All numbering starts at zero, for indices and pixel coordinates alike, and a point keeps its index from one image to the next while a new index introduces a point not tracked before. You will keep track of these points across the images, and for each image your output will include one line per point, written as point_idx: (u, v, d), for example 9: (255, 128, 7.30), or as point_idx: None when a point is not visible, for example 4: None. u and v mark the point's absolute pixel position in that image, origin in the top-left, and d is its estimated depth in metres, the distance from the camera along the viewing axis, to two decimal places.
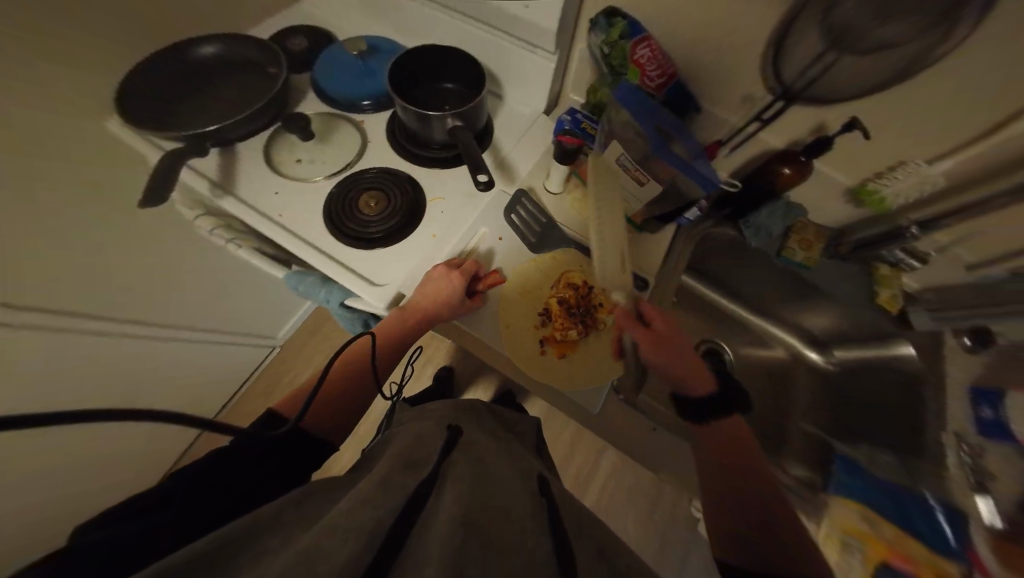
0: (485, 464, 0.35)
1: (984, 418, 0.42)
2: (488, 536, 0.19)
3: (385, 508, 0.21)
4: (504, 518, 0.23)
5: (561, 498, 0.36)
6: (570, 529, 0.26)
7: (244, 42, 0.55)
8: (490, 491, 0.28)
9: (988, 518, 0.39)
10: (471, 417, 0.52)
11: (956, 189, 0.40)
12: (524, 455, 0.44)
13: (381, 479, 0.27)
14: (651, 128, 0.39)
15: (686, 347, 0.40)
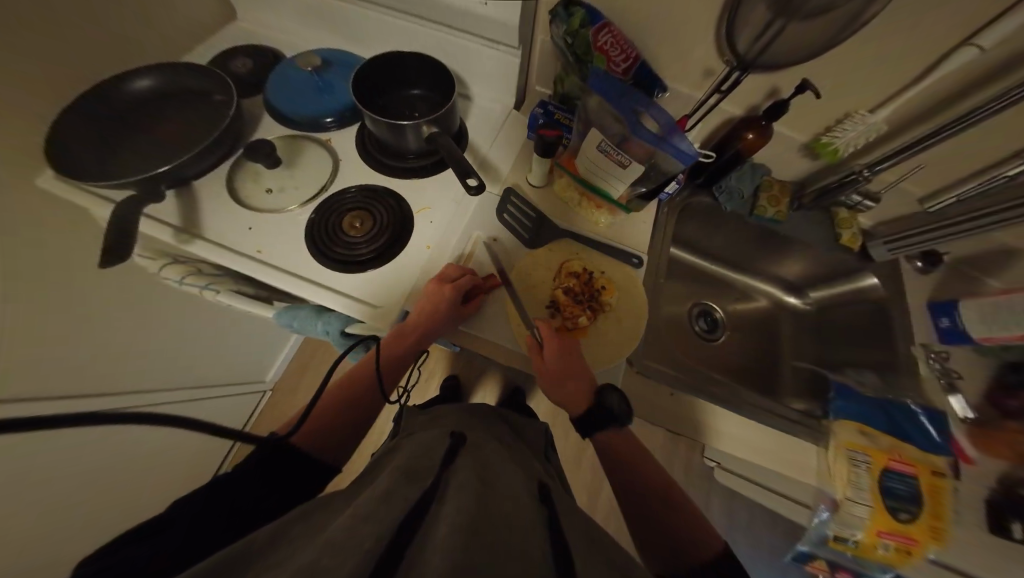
0: (490, 466, 0.35)
1: (946, 328, 0.53)
2: (486, 532, 0.20)
3: (387, 517, 0.21)
4: (499, 516, 0.23)
5: (566, 498, 0.36)
6: (563, 527, 0.27)
7: (184, 71, 0.51)
8: (490, 490, 0.28)
9: (962, 413, 0.48)
10: (479, 421, 0.51)
11: (897, 132, 0.47)
12: (532, 464, 0.44)
13: (385, 490, 0.27)
14: (626, 110, 0.40)
15: (582, 371, 0.40)
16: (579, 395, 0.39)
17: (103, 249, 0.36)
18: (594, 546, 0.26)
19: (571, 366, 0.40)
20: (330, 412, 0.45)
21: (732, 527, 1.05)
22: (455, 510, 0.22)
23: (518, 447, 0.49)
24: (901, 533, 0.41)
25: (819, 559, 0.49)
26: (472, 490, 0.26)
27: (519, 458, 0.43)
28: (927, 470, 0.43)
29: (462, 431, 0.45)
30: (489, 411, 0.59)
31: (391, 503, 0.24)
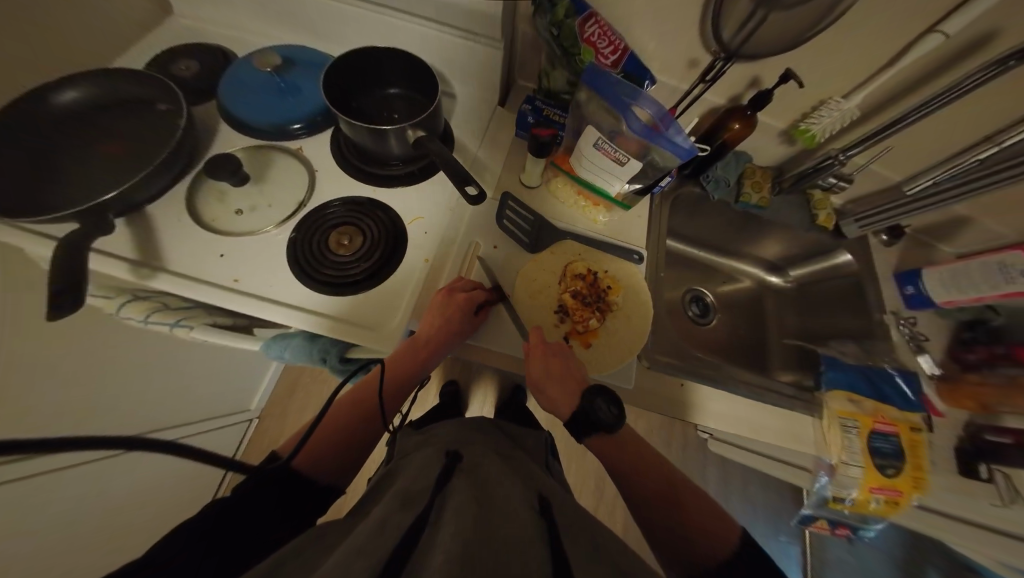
0: (486, 482, 0.33)
1: (911, 295, 0.59)
2: (483, 559, 0.19)
3: (379, 551, 0.20)
4: (494, 539, 0.22)
5: (568, 506, 0.35)
6: (560, 537, 0.25)
7: (119, 78, 0.46)
8: (486, 510, 0.27)
9: (929, 370, 0.54)
10: (479, 436, 0.50)
11: (870, 115, 0.50)
12: (538, 477, 0.42)
13: (377, 523, 0.25)
14: (622, 106, 0.39)
15: (573, 365, 0.40)
16: (566, 404, 0.38)
17: (51, 297, 0.31)
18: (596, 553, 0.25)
19: (562, 358, 0.40)
20: (331, 428, 0.42)
21: (728, 492, 1.13)
22: (449, 536, 0.20)
23: (518, 457, 0.47)
24: (889, 487, 0.45)
25: (820, 518, 0.54)
26: (468, 512, 0.25)
27: (518, 469, 0.42)
28: (907, 429, 0.47)
29: (457, 447, 0.44)
30: (489, 425, 0.57)
31: (384, 533, 0.23)
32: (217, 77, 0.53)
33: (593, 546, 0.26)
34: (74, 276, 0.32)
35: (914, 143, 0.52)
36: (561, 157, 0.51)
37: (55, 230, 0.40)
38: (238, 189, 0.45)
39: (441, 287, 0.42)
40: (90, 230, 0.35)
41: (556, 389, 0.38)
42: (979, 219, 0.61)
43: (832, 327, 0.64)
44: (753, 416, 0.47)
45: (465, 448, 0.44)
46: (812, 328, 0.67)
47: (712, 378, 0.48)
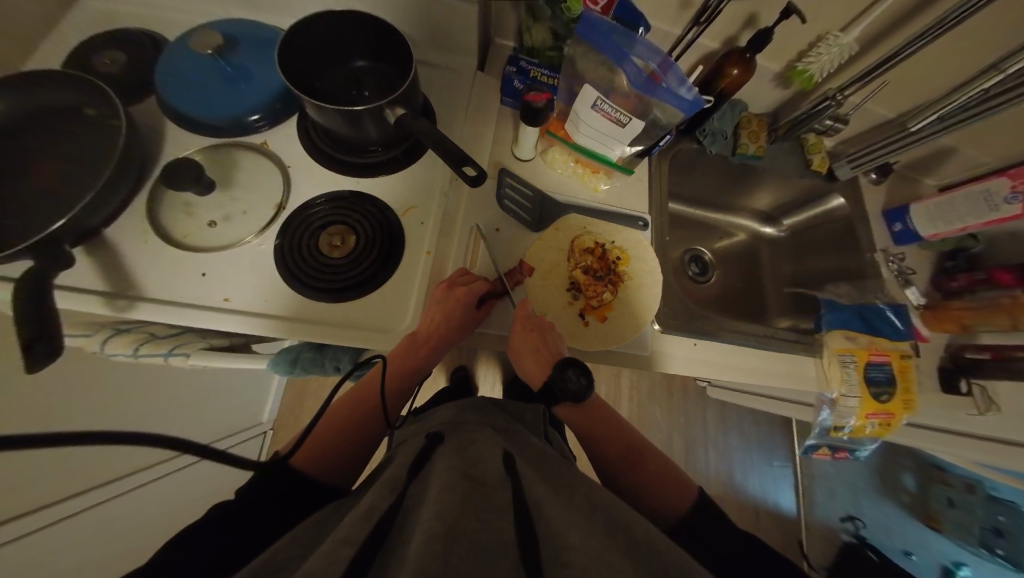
0: (473, 454, 0.32)
1: (899, 231, 0.61)
2: (472, 534, 0.17)
3: (366, 527, 0.19)
4: (477, 513, 0.20)
5: (556, 464, 0.36)
6: (552, 500, 0.24)
7: (30, 81, 0.39)
8: (476, 484, 0.25)
9: (916, 301, 0.58)
10: (477, 413, 0.49)
11: (865, 50, 0.49)
12: (526, 439, 0.42)
13: (367, 505, 0.24)
14: (624, 60, 0.36)
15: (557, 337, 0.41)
16: (538, 373, 0.39)
17: (22, 344, 0.28)
18: (597, 509, 0.24)
19: (546, 331, 0.40)
20: (335, 424, 0.42)
21: (727, 432, 1.22)
22: (433, 515, 0.18)
23: (513, 428, 0.46)
24: (883, 411, 0.49)
25: (823, 446, 0.58)
26: (454, 488, 0.22)
27: (512, 440, 0.40)
28: (897, 357, 0.51)
29: (441, 430, 0.42)
30: (487, 401, 0.57)
31: (372, 519, 0.20)
32: (150, 68, 0.46)
33: (591, 499, 0.26)
34: (46, 320, 0.29)
35: (910, 76, 0.52)
36: (555, 123, 0.47)
37: (14, 272, 0.36)
38: (205, 198, 0.40)
39: (443, 279, 0.40)
40: (48, 265, 0.32)
41: (530, 355, 0.39)
42: (964, 149, 0.62)
43: (826, 271, 0.66)
44: (765, 365, 0.49)
45: (448, 430, 0.42)
46: (807, 273, 0.69)
47: (727, 334, 0.48)
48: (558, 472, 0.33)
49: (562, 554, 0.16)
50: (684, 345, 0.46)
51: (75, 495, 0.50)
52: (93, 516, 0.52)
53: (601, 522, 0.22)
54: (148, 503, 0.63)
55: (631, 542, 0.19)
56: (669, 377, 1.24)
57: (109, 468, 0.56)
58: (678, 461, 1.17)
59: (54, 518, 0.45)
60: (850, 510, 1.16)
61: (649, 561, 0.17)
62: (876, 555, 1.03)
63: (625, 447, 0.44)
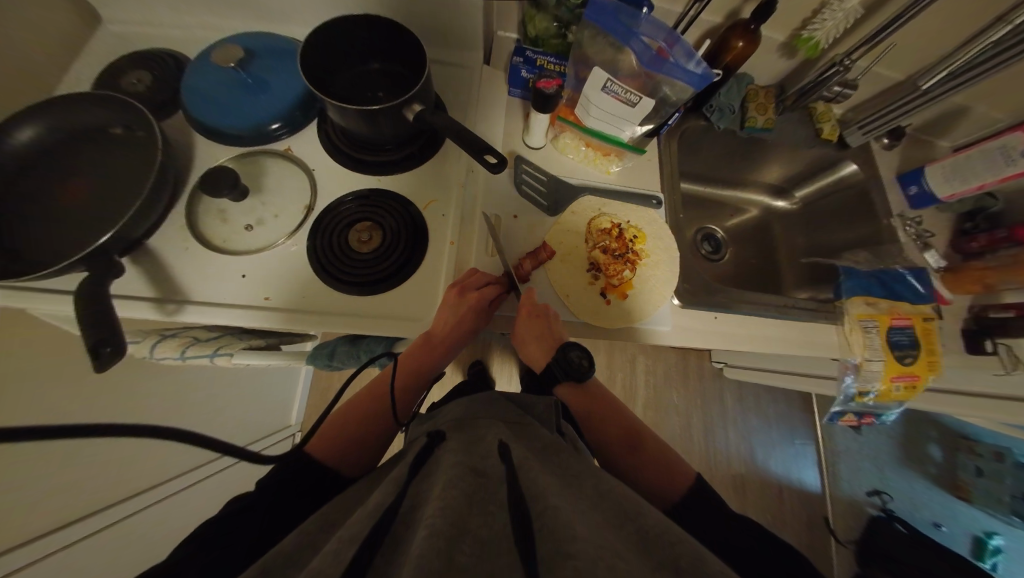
0: (481, 450, 0.32)
1: (914, 195, 0.61)
2: (473, 531, 0.18)
3: (369, 522, 0.20)
4: (480, 511, 0.21)
5: (564, 456, 0.36)
6: (560, 493, 0.25)
7: (66, 102, 0.41)
8: (480, 480, 0.25)
9: (936, 264, 0.57)
10: (488, 407, 0.49)
11: (873, 11, 0.49)
12: (534, 432, 0.42)
13: (374, 502, 0.24)
14: (636, 42, 0.37)
15: (560, 320, 0.43)
16: (540, 358, 0.42)
17: (91, 348, 0.29)
18: (603, 505, 0.24)
19: (545, 315, 0.41)
20: (354, 417, 0.42)
21: (747, 412, 1.22)
22: (437, 512, 0.19)
23: (525, 421, 0.46)
24: (907, 373, 0.49)
25: (848, 413, 0.58)
26: (460, 484, 0.23)
27: (523, 434, 0.40)
28: (920, 319, 0.51)
29: (445, 429, 0.42)
30: (500, 395, 0.56)
31: (375, 515, 0.21)
32: (171, 85, 0.48)
33: (598, 495, 0.26)
34: (108, 324, 0.31)
35: (920, 35, 0.51)
36: (564, 110, 0.48)
37: (70, 285, 0.39)
38: (239, 206, 0.42)
39: (454, 281, 0.40)
40: (102, 275, 0.34)
41: (531, 343, 0.41)
42: (979, 106, 0.61)
43: (841, 240, 0.65)
44: (786, 336, 0.50)
45: (453, 429, 0.41)
46: (821, 245, 0.69)
47: (747, 305, 0.49)
48: (568, 465, 0.34)
49: (567, 544, 0.16)
50: (705, 318, 0.47)
51: (85, 517, 0.47)
52: (141, 520, 0.55)
53: (606, 519, 0.22)
54: (174, 507, 0.62)
55: (638, 537, 0.20)
56: (683, 360, 1.24)
57: (117, 487, 0.53)
58: (698, 443, 1.18)
59: (54, 548, 0.42)
60: (877, 484, 1.15)
61: (655, 557, 0.18)
62: (905, 528, 1.03)
63: (623, 430, 0.45)
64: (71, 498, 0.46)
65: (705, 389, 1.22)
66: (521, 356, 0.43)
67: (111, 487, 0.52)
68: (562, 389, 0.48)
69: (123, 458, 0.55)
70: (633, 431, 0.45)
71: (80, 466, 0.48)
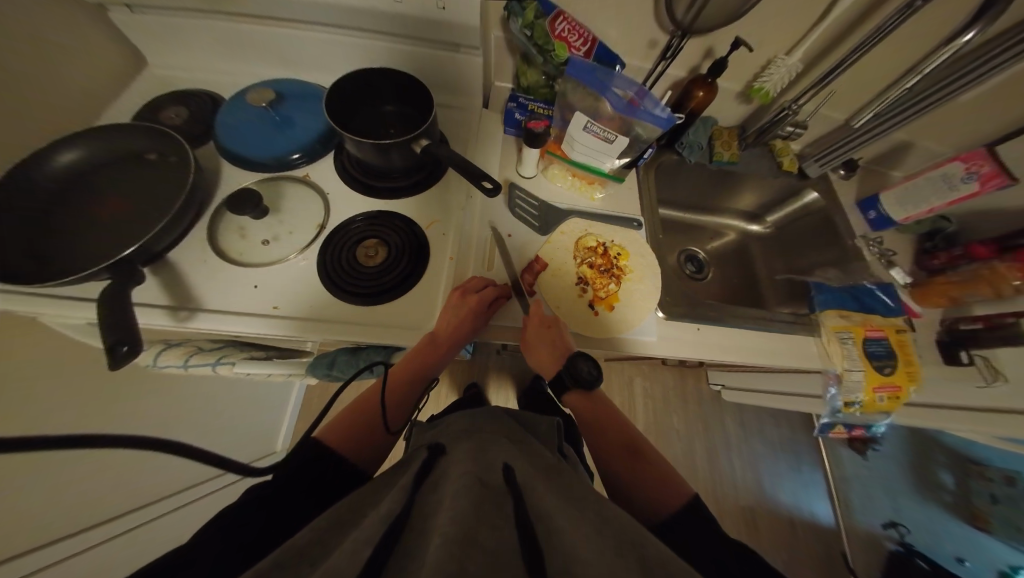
0: (485, 463, 0.31)
1: (874, 218, 0.67)
2: (483, 544, 0.17)
3: (374, 530, 0.19)
4: (487, 522, 0.20)
5: (567, 475, 0.34)
6: (564, 514, 0.23)
7: (114, 134, 0.47)
8: (486, 492, 0.24)
9: (903, 281, 0.61)
10: (487, 420, 0.48)
11: (811, 66, 0.58)
12: (535, 447, 0.41)
13: (377, 509, 0.23)
14: (609, 92, 0.44)
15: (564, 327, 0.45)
16: (551, 365, 0.43)
17: (109, 347, 0.31)
18: (609, 525, 0.23)
19: (554, 325, 0.44)
20: (355, 420, 0.42)
21: (749, 436, 1.19)
22: (446, 523, 0.18)
23: (525, 436, 0.45)
24: (888, 383, 0.51)
25: (839, 426, 0.58)
26: (467, 494, 0.23)
27: (524, 447, 0.39)
28: (893, 331, 0.54)
29: (446, 442, 0.41)
30: (498, 410, 0.56)
31: (382, 522, 0.20)
32: (206, 120, 0.54)
33: (604, 515, 0.24)
34: (126, 326, 0.34)
35: (854, 85, 0.60)
36: (552, 144, 0.54)
37: (91, 292, 0.42)
38: (257, 223, 0.47)
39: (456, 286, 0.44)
40: (125, 282, 0.37)
41: (542, 351, 0.43)
42: (918, 142, 0.70)
43: (814, 259, 0.70)
44: (768, 347, 0.52)
45: (452, 442, 0.40)
46: (797, 264, 0.74)
47: (729, 316, 0.52)
48: (570, 484, 0.31)
49: (576, 569, 0.15)
50: (689, 329, 0.50)
51: (69, 536, 0.44)
52: (122, 544, 0.51)
53: (611, 535, 0.21)
54: (160, 528, 0.57)
55: (645, 562, 0.18)
56: (680, 381, 1.24)
57: (100, 506, 0.50)
58: (701, 469, 1.13)
59: (38, 567, 0.39)
60: (892, 515, 1.09)
61: (662, 572, 0.17)
62: (927, 564, 0.95)
63: (626, 441, 0.46)
64: (58, 510, 0.43)
65: (705, 411, 1.20)
66: (532, 366, 0.45)
67: (97, 504, 0.49)
68: (569, 395, 0.49)
69: (112, 472, 0.52)
70: (636, 444, 0.46)
71: (73, 475, 0.46)
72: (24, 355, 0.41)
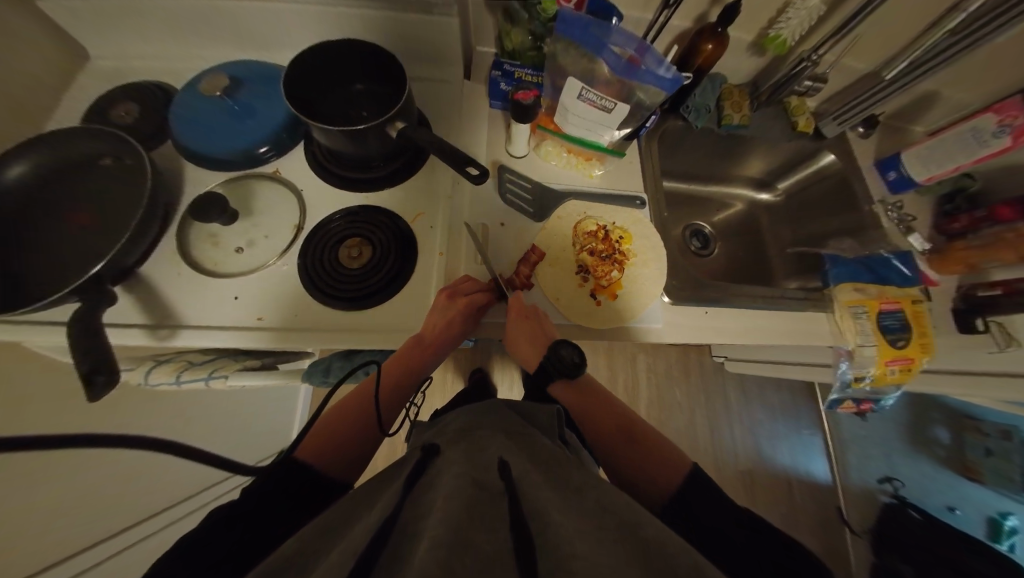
0: (482, 463, 0.30)
1: (893, 180, 0.62)
2: (477, 542, 0.16)
3: (364, 535, 0.18)
4: (482, 518, 0.19)
5: (569, 467, 0.34)
6: (562, 509, 0.22)
7: (56, 137, 0.43)
8: (482, 494, 0.23)
9: (921, 247, 0.58)
10: (482, 417, 0.47)
11: (835, 7, 0.51)
12: (534, 440, 0.40)
13: (370, 513, 0.22)
14: (606, 52, 0.39)
15: (551, 322, 0.43)
16: (533, 359, 0.41)
17: (84, 378, 0.29)
18: (608, 515, 0.22)
19: (537, 315, 0.42)
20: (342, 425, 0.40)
21: (752, 404, 1.22)
22: (439, 523, 0.17)
23: (523, 428, 0.44)
24: (901, 356, 0.50)
25: (847, 400, 0.58)
26: (462, 494, 0.22)
27: (525, 443, 0.38)
28: (909, 302, 0.52)
29: (442, 443, 0.40)
30: (500, 403, 0.55)
31: (374, 526, 0.19)
32: (159, 114, 0.49)
33: (603, 505, 0.23)
34: (98, 351, 0.31)
35: (883, 26, 0.53)
36: (544, 119, 0.49)
37: (63, 315, 0.39)
38: (230, 228, 0.43)
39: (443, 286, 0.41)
40: (93, 304, 0.34)
41: (524, 342, 0.41)
42: (949, 90, 0.63)
43: (827, 227, 0.67)
44: (778, 325, 0.50)
45: (449, 442, 0.39)
46: (808, 234, 0.70)
47: (738, 296, 0.50)
48: (571, 478, 0.30)
49: (572, 558, 0.14)
50: (697, 312, 0.48)
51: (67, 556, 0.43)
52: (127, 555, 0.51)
53: (610, 526, 0.20)
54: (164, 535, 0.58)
55: (645, 545, 0.17)
56: (684, 356, 1.24)
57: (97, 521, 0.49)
58: (704, 438, 1.17)
59: None
60: (888, 471, 1.12)
61: (663, 555, 0.16)
62: (919, 514, 0.99)
63: (623, 427, 0.45)
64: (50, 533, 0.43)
65: (707, 382, 1.22)
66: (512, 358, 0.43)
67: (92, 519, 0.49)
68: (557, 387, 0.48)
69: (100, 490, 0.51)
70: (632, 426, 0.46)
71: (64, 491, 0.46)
72: (11, 381, 0.40)
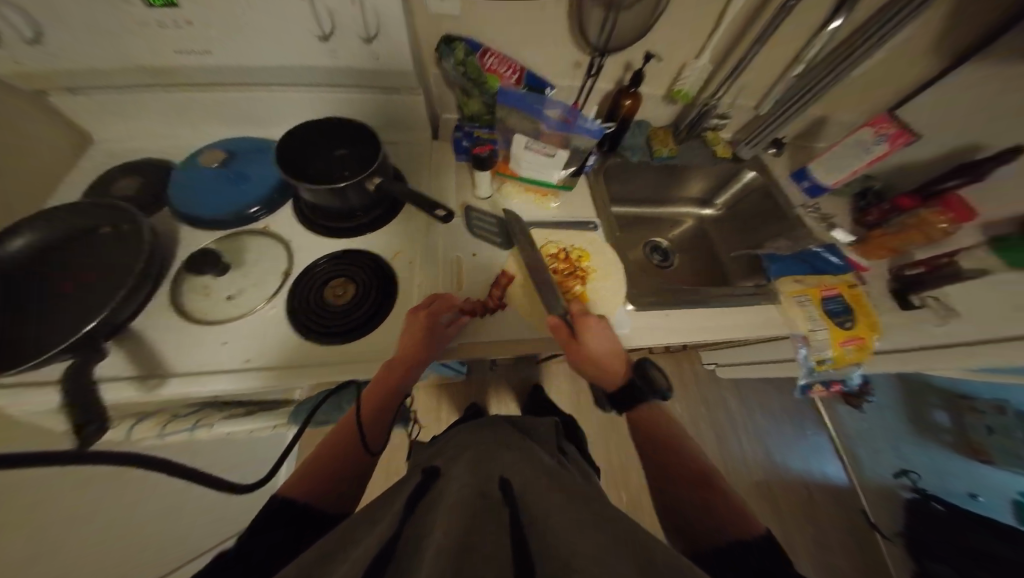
0: (483, 476, 0.30)
1: (808, 187, 0.73)
2: (479, 553, 0.17)
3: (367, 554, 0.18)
4: (484, 529, 0.20)
5: (568, 475, 0.34)
6: (562, 513, 0.23)
7: (64, 214, 0.47)
8: (482, 506, 0.24)
9: (845, 239, 0.67)
10: (480, 433, 0.47)
11: (719, 64, 0.65)
12: (535, 452, 0.40)
13: (370, 533, 0.23)
14: (541, 113, 0.48)
15: (609, 334, 0.44)
16: (615, 377, 0.44)
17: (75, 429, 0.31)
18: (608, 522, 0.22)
19: (598, 338, 0.43)
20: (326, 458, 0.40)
21: (752, 411, 1.21)
22: (441, 537, 0.18)
23: (523, 441, 0.44)
24: (851, 336, 0.54)
25: (817, 385, 0.60)
26: (464, 509, 0.22)
27: (525, 454, 0.38)
28: (846, 287, 0.58)
29: (441, 463, 0.40)
30: (498, 419, 0.55)
31: (377, 545, 0.19)
32: (161, 187, 0.55)
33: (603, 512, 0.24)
34: (87, 401, 0.33)
35: (760, 74, 0.67)
36: (502, 166, 0.58)
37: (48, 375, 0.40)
38: (221, 280, 0.47)
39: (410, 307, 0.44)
40: (85, 358, 0.36)
41: (601, 367, 0.44)
42: (831, 115, 0.77)
43: (765, 232, 0.75)
44: (733, 320, 0.54)
45: (448, 462, 0.39)
46: (750, 239, 0.78)
47: (693, 297, 0.55)
48: (572, 486, 0.31)
49: (571, 565, 0.15)
50: (659, 315, 0.52)
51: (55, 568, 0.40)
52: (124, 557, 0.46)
53: (608, 529, 0.20)
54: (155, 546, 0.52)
55: (645, 551, 0.18)
56: (675, 368, 1.25)
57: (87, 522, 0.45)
58: (712, 452, 1.13)
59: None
60: (901, 463, 1.07)
61: (664, 560, 0.17)
62: (943, 506, 0.94)
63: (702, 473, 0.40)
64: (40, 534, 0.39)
65: (703, 392, 1.22)
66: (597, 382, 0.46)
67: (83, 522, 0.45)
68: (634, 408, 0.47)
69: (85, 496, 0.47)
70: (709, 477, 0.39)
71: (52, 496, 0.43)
72: None
